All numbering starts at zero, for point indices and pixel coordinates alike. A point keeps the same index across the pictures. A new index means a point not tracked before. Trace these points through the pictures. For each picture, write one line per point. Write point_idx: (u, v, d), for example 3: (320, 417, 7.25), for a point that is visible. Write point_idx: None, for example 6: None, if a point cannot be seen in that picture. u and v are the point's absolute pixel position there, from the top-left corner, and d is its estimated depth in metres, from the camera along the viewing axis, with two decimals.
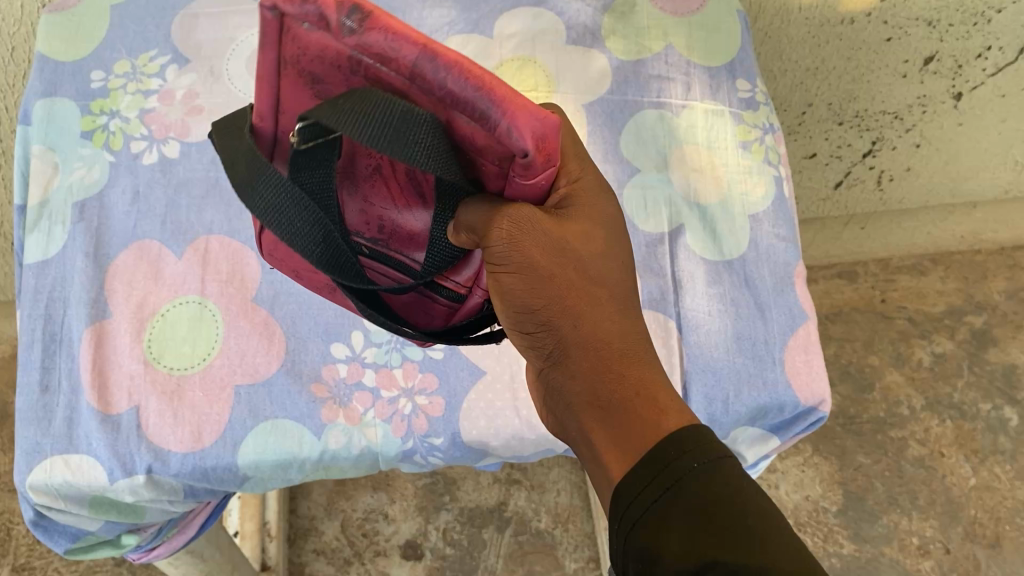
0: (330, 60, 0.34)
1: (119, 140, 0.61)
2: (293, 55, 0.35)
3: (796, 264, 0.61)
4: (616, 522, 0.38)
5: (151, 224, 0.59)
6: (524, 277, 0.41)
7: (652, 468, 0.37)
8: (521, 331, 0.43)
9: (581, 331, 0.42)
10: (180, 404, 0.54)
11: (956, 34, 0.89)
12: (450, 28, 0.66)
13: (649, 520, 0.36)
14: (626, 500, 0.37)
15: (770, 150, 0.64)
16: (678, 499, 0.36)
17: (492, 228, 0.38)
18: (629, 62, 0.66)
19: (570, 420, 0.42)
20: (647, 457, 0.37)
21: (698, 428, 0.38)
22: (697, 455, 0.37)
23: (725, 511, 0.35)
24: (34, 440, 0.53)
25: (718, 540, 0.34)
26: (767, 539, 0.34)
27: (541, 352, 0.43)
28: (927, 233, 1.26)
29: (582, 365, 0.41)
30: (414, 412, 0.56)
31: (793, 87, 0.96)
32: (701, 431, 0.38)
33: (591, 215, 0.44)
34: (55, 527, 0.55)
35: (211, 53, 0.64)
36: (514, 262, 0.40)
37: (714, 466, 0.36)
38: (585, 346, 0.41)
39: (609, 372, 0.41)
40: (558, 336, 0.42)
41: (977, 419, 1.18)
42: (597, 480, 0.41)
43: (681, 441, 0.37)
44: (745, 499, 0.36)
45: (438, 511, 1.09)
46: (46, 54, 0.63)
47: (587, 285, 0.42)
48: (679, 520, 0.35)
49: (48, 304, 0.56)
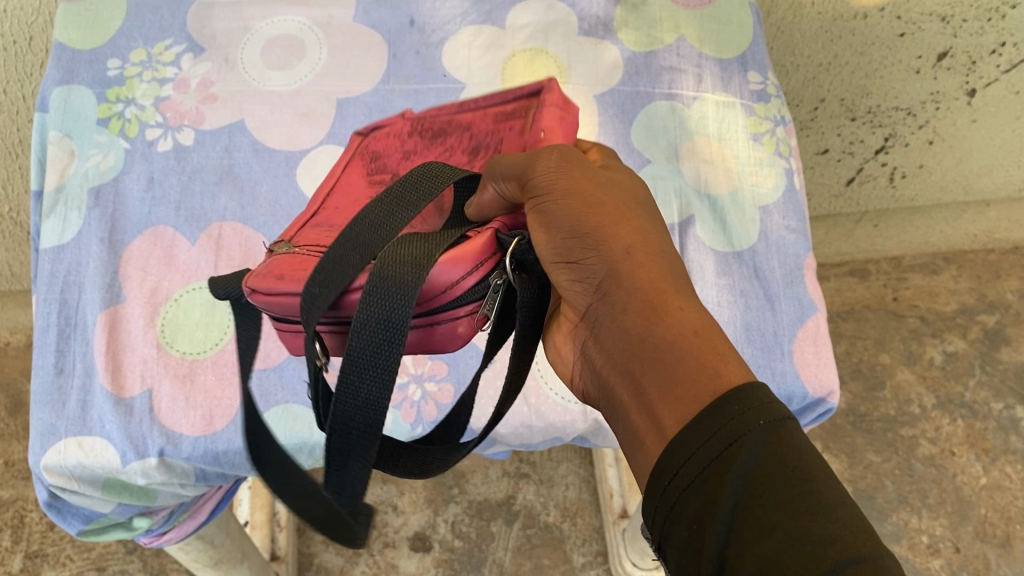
0: (399, 133, 0.57)
1: (134, 127, 0.61)
2: (372, 147, 0.56)
3: (806, 256, 0.61)
4: (657, 501, 0.31)
5: (165, 209, 0.59)
6: (573, 201, 0.39)
7: (710, 426, 0.30)
8: (564, 261, 0.39)
9: (632, 258, 0.38)
10: (192, 388, 0.54)
11: (970, 30, 0.88)
12: (462, 19, 0.66)
13: (700, 490, 0.30)
14: (670, 469, 0.31)
15: (782, 142, 0.64)
16: (728, 468, 0.29)
17: (541, 159, 0.41)
18: (641, 53, 0.66)
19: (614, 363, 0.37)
20: (701, 419, 0.31)
21: (762, 390, 0.31)
22: (759, 416, 0.30)
23: (781, 484, 0.28)
24: (49, 422, 0.53)
25: (778, 509, 0.27)
26: (834, 505, 0.27)
27: (588, 286, 0.39)
28: (939, 232, 1.27)
29: (634, 296, 0.37)
30: (423, 398, 0.56)
31: (805, 83, 0.96)
32: (758, 391, 0.31)
33: (629, 174, 0.44)
34: (68, 508, 0.56)
35: (226, 43, 0.64)
36: (561, 188, 0.40)
37: (772, 430, 0.30)
38: (626, 282, 0.37)
39: (664, 301, 0.36)
40: (605, 265, 0.38)
41: (989, 418, 1.17)
42: (641, 463, 0.34)
43: (741, 402, 0.30)
44: (817, 471, 0.29)
45: (447, 504, 1.10)
46: (63, 42, 0.64)
47: (631, 220, 0.40)
48: (734, 489, 0.29)
49: (64, 288, 0.57)
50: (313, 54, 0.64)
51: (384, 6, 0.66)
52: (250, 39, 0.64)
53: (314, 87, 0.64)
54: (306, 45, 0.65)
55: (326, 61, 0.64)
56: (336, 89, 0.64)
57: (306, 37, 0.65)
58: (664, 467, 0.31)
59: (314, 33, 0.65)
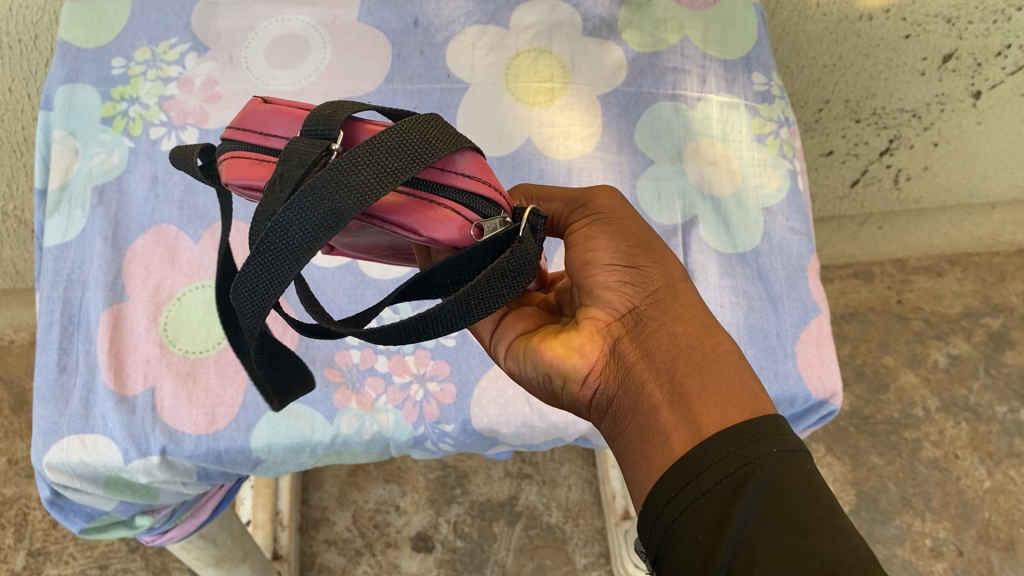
0: None
1: (138, 126, 0.61)
2: None
3: (810, 259, 0.61)
4: (662, 505, 0.33)
5: (169, 209, 0.59)
6: (632, 224, 0.43)
7: (739, 440, 0.32)
8: (623, 265, 0.41)
9: (681, 284, 0.41)
10: (195, 387, 0.54)
11: (975, 32, 0.88)
12: (467, 19, 0.66)
13: (714, 501, 0.31)
14: (680, 481, 0.32)
15: (785, 144, 0.64)
16: (745, 483, 0.31)
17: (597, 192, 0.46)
18: (645, 53, 0.66)
19: (655, 360, 0.37)
20: (724, 436, 0.33)
21: (779, 422, 0.33)
22: (775, 445, 0.32)
23: (792, 506, 0.31)
24: (52, 420, 0.53)
25: (790, 532, 0.30)
26: (843, 533, 0.30)
27: (638, 292, 0.40)
28: (945, 234, 1.27)
29: (685, 310, 0.39)
30: (425, 398, 0.56)
31: (810, 84, 0.96)
32: (779, 421, 0.33)
33: None
34: (70, 506, 0.56)
35: (230, 42, 0.64)
36: (621, 214, 0.44)
37: (790, 457, 0.32)
38: (680, 295, 0.40)
39: (711, 323, 0.39)
40: (659, 280, 0.40)
41: (993, 421, 1.17)
42: (650, 469, 0.35)
43: (763, 428, 0.33)
44: (824, 502, 0.31)
45: (449, 504, 1.10)
46: (68, 41, 0.64)
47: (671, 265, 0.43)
48: (748, 504, 0.31)
49: (67, 286, 0.57)
50: (317, 54, 0.64)
51: (388, 5, 0.66)
52: (255, 39, 0.64)
53: (318, 86, 0.63)
54: (310, 45, 0.65)
55: (330, 60, 0.64)
56: (340, 89, 0.64)
57: (310, 36, 0.65)
58: (676, 478, 0.33)
59: (318, 33, 0.65)
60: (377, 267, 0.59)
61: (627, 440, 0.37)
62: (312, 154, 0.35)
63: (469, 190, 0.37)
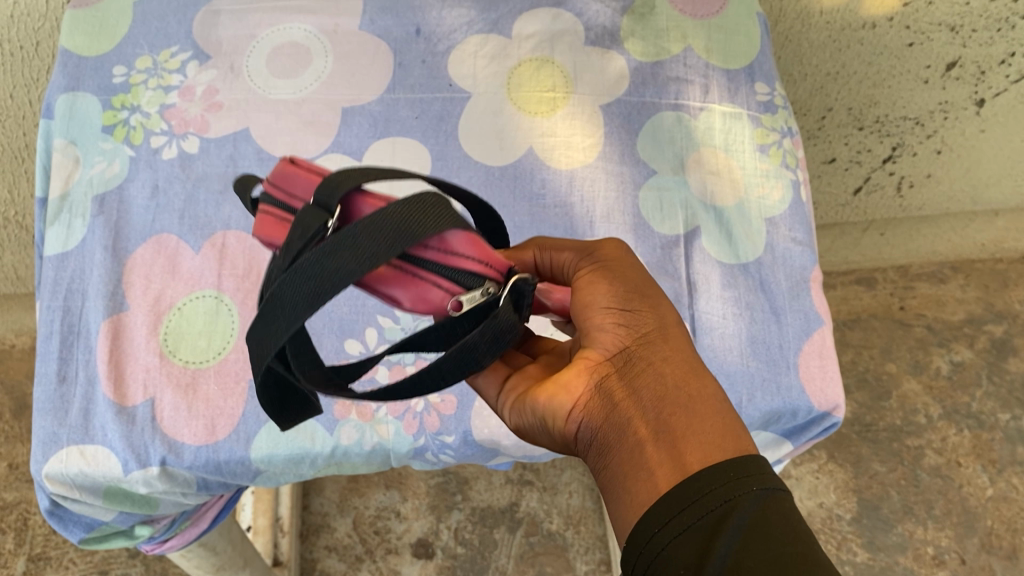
0: None
1: (139, 134, 0.61)
2: None
3: (812, 269, 0.61)
4: (647, 538, 0.33)
5: (170, 218, 0.59)
6: (633, 267, 0.43)
7: (723, 477, 0.33)
8: (620, 307, 0.40)
9: (676, 329, 0.41)
10: (195, 397, 0.54)
11: (979, 40, 0.87)
12: (469, 28, 0.66)
13: (696, 535, 0.32)
14: (663, 517, 0.33)
15: (788, 154, 0.64)
16: (726, 518, 0.32)
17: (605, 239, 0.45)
18: (648, 63, 0.65)
19: (642, 400, 0.38)
20: (708, 474, 0.33)
21: (760, 464, 0.34)
22: (756, 483, 0.33)
23: (772, 539, 0.31)
24: (51, 430, 0.53)
25: (767, 568, 0.30)
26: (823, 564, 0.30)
27: (632, 333, 0.40)
28: (948, 241, 1.26)
29: (677, 356, 0.39)
30: (426, 409, 0.56)
31: (813, 92, 0.96)
32: (762, 462, 0.34)
33: None
34: (69, 516, 0.56)
35: (231, 50, 0.64)
36: (623, 257, 0.44)
37: (769, 495, 0.33)
38: (671, 341, 0.40)
39: (701, 370, 0.39)
40: (654, 323, 0.40)
41: (996, 429, 1.17)
42: (637, 503, 0.35)
43: (744, 467, 0.34)
44: (803, 538, 0.31)
45: (450, 511, 1.09)
46: (69, 49, 0.64)
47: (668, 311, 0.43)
48: (729, 538, 0.31)
49: (67, 296, 0.57)
50: (319, 63, 0.64)
51: (390, 14, 0.66)
52: (256, 47, 0.64)
53: (320, 95, 0.63)
54: (312, 53, 0.64)
55: (332, 69, 0.64)
56: (342, 98, 0.63)
57: (312, 45, 0.65)
58: (660, 514, 0.33)
59: (320, 41, 0.65)
60: None
61: (613, 475, 0.37)
62: (309, 227, 0.34)
63: (459, 267, 0.36)
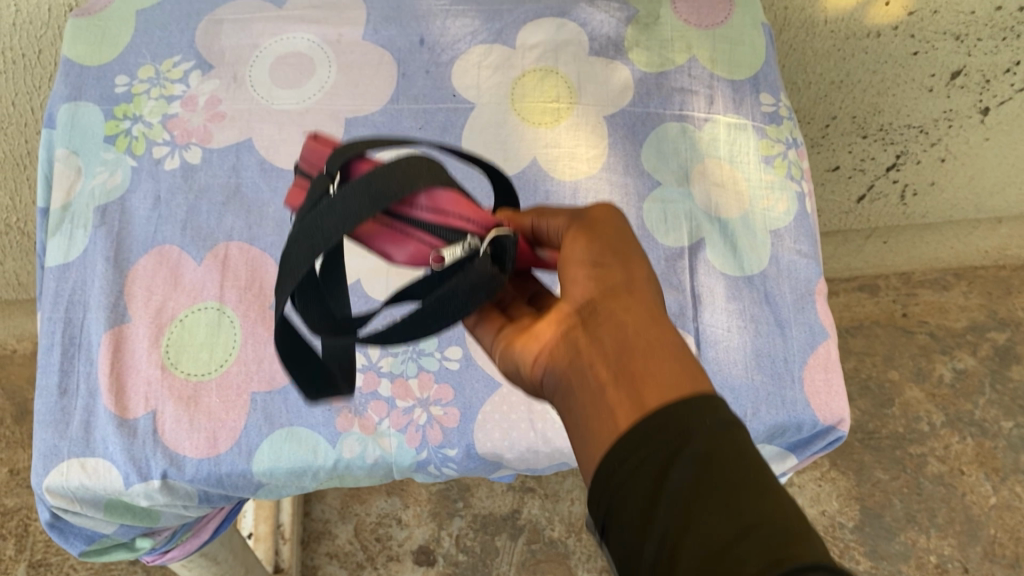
0: None
1: (142, 145, 0.61)
2: None
3: (818, 281, 0.60)
4: (605, 477, 0.33)
5: (172, 229, 0.59)
6: (608, 224, 0.42)
7: (678, 416, 0.33)
8: (590, 259, 0.40)
9: (648, 282, 0.40)
10: (197, 410, 0.54)
11: (984, 49, 0.87)
12: (472, 38, 0.66)
13: (650, 473, 0.32)
14: (621, 455, 0.33)
15: (793, 165, 0.64)
16: (681, 456, 0.32)
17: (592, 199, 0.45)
18: (652, 73, 0.65)
19: (601, 342, 0.37)
20: (666, 413, 0.33)
21: (727, 411, 0.34)
22: (711, 416, 0.33)
23: (728, 471, 0.32)
24: (52, 443, 0.53)
25: (724, 498, 0.31)
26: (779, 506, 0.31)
27: (601, 283, 0.39)
28: (951, 248, 1.26)
29: (644, 307, 0.38)
30: (428, 422, 0.55)
31: (817, 101, 0.95)
32: (720, 404, 0.34)
33: None
34: (70, 529, 0.56)
35: (234, 60, 0.64)
36: (602, 214, 0.43)
37: (725, 425, 0.33)
38: (639, 290, 0.39)
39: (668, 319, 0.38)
40: (625, 276, 0.40)
41: (999, 437, 1.16)
42: (595, 441, 0.35)
43: (700, 406, 0.33)
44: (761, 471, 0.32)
45: (451, 518, 1.09)
46: (71, 58, 0.63)
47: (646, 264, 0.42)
48: (682, 475, 0.32)
49: (68, 307, 0.57)
50: (322, 73, 0.64)
51: (394, 24, 0.66)
52: (260, 57, 0.64)
53: (324, 105, 0.63)
54: (315, 63, 0.64)
55: (335, 79, 0.64)
56: (346, 108, 0.63)
57: (315, 55, 0.64)
58: (617, 454, 0.33)
59: (323, 51, 0.65)
60: (380, 288, 0.58)
61: (575, 417, 0.37)
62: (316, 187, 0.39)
63: (440, 225, 0.39)
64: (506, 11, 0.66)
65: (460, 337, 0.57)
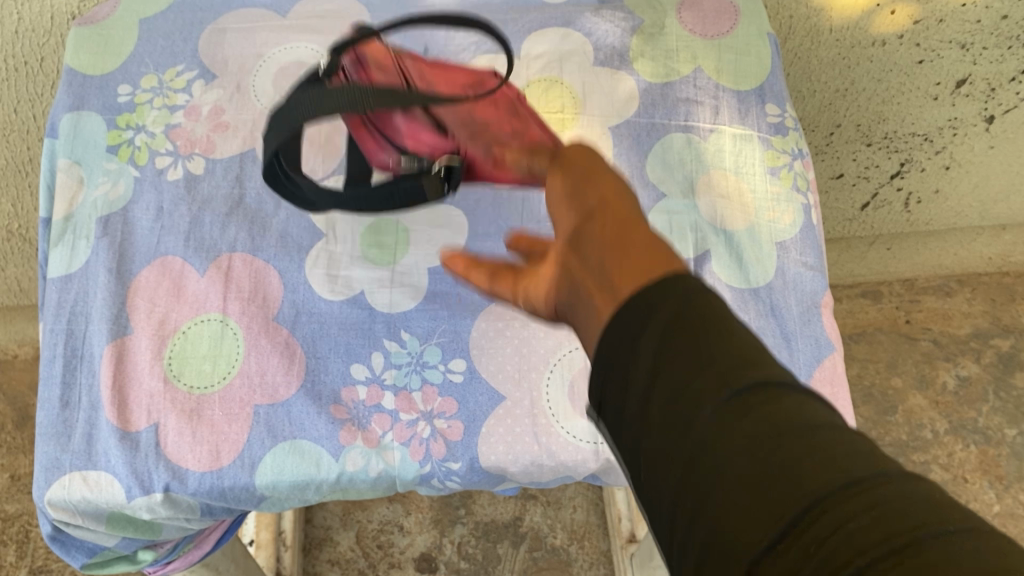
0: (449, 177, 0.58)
1: (144, 155, 0.60)
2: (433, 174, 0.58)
3: (823, 294, 0.60)
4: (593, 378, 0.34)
5: (175, 240, 0.58)
6: (582, 168, 0.45)
7: (638, 298, 0.34)
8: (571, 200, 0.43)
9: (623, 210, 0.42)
10: (200, 423, 0.53)
11: (989, 58, 0.87)
12: (477, 47, 0.65)
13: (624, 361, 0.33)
14: (601, 349, 0.34)
15: (799, 176, 0.63)
16: (646, 326, 0.32)
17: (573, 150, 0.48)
18: (657, 84, 0.65)
19: (588, 260, 0.39)
20: (631, 296, 0.34)
21: (698, 278, 0.34)
22: (668, 292, 0.33)
23: (694, 338, 0.31)
24: (54, 456, 0.53)
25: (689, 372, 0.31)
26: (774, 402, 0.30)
27: (580, 213, 0.42)
28: (954, 254, 1.26)
29: (615, 220, 0.40)
30: (432, 436, 0.55)
31: (821, 108, 0.95)
32: (680, 275, 0.34)
33: None
34: (72, 541, 0.56)
35: (238, 69, 0.64)
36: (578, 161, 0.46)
37: (685, 297, 0.33)
38: (612, 208, 0.41)
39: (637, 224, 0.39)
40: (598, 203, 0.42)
41: (1002, 444, 1.16)
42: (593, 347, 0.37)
43: (659, 283, 0.34)
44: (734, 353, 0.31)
45: (453, 525, 1.09)
46: (74, 67, 0.63)
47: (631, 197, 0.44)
48: (650, 352, 0.32)
49: (70, 319, 0.56)
50: None
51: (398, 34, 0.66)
52: (263, 66, 0.64)
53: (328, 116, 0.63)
54: None
55: None
56: None
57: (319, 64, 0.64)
58: (597, 351, 0.34)
59: None
60: (383, 300, 0.58)
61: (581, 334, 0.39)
62: None
63: None
64: (510, 20, 0.66)
65: (465, 349, 0.57)
